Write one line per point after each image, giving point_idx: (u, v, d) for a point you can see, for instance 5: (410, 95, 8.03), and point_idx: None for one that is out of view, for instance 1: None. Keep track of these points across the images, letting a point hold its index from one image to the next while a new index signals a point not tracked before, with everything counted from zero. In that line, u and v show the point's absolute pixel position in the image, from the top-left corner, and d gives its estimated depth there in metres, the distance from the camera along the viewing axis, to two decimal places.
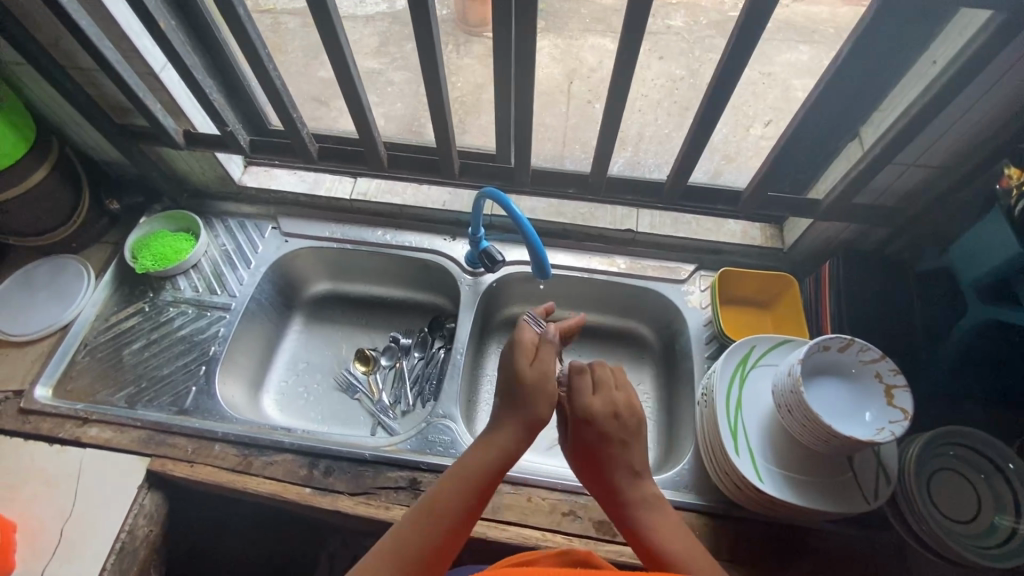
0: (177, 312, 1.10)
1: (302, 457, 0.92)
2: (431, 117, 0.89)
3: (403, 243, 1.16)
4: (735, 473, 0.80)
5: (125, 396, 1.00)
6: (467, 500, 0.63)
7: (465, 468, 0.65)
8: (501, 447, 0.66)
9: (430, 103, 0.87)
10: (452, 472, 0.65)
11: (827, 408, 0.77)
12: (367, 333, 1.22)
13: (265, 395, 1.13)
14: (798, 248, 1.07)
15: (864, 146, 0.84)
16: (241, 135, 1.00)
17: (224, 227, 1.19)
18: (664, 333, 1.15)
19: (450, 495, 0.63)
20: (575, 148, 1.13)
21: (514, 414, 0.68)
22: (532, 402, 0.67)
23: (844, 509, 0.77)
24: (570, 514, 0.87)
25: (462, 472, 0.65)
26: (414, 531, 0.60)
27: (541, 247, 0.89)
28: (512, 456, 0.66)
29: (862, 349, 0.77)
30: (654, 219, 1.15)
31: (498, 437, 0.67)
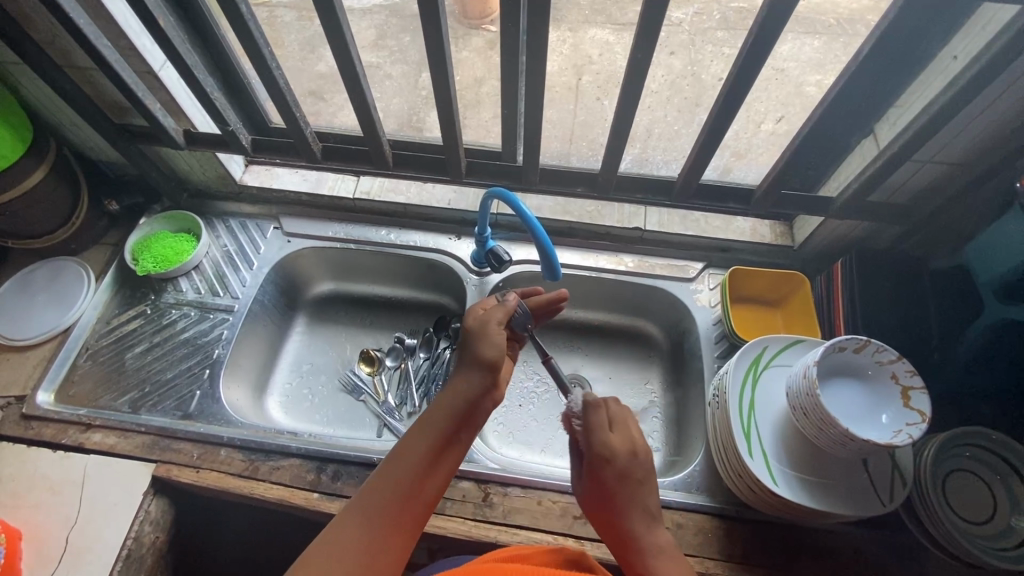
0: (179, 314, 1.08)
1: (310, 461, 0.91)
2: (438, 116, 0.87)
3: (408, 243, 1.15)
4: (748, 475, 0.80)
5: (129, 400, 0.99)
6: (433, 448, 0.63)
7: (429, 417, 0.64)
8: (463, 394, 0.65)
9: (438, 102, 0.85)
10: (419, 423, 0.65)
11: (837, 408, 0.76)
12: (372, 333, 1.21)
13: (269, 397, 1.12)
14: (808, 245, 1.05)
15: (881, 143, 0.82)
16: (242, 134, 0.98)
17: (225, 227, 1.18)
18: (672, 332, 1.14)
19: (415, 446, 0.62)
20: (581, 146, 1.12)
21: (465, 359, 0.68)
22: (477, 343, 0.68)
23: (860, 512, 0.77)
24: (582, 517, 0.86)
25: (428, 424, 0.64)
26: (382, 484, 0.60)
27: (551, 247, 0.87)
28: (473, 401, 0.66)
29: (879, 350, 0.76)
30: (662, 217, 1.14)
31: (460, 384, 0.66)
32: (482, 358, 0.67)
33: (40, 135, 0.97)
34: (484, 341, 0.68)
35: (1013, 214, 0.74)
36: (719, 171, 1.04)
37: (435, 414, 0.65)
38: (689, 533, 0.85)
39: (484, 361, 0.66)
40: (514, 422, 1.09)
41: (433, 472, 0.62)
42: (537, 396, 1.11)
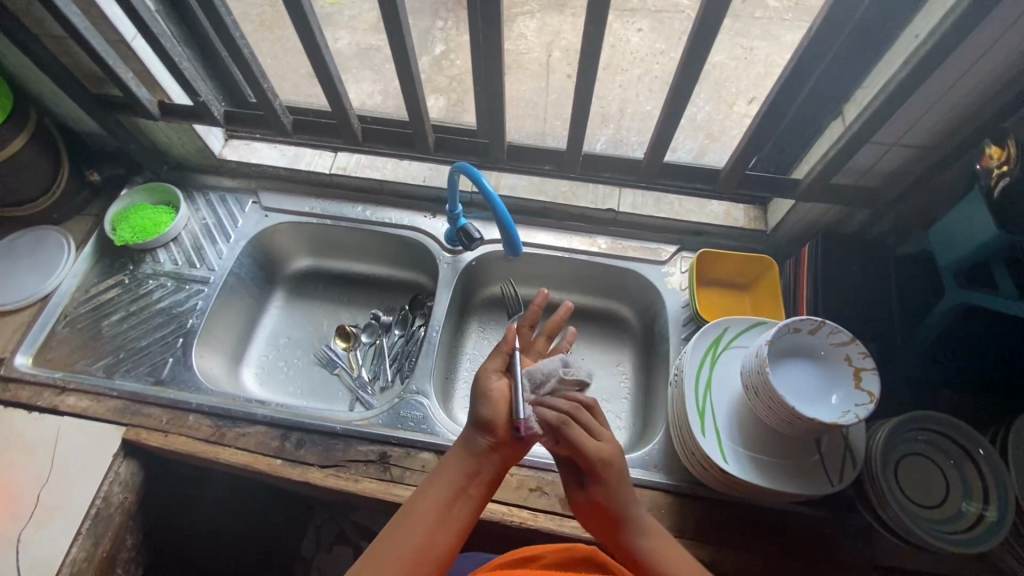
0: (156, 285, 1.10)
1: (275, 429, 0.93)
2: (403, 90, 0.88)
3: (383, 220, 1.15)
4: (700, 453, 0.80)
5: (103, 365, 1.01)
6: (444, 500, 0.65)
7: (438, 475, 0.68)
8: (469, 449, 0.69)
9: (401, 76, 0.85)
10: (431, 479, 0.68)
11: (790, 387, 0.76)
12: (348, 310, 1.23)
13: (245, 368, 1.14)
14: (781, 230, 1.04)
15: (846, 123, 0.81)
16: (215, 107, 0.98)
17: (205, 201, 1.19)
18: (644, 315, 1.14)
19: (431, 494, 0.65)
20: (556, 125, 1.11)
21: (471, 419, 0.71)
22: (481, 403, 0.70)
23: (809, 492, 0.77)
24: (537, 490, 0.87)
25: (441, 476, 0.67)
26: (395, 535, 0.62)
27: (512, 224, 0.89)
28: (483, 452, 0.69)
29: (832, 332, 0.76)
30: (636, 199, 1.13)
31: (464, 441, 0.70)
32: (481, 418, 0.70)
33: (19, 103, 0.98)
34: (482, 400, 0.71)
35: (972, 197, 0.73)
36: (691, 152, 1.03)
37: (445, 471, 0.68)
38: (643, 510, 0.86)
39: (481, 419, 0.69)
40: None
41: (446, 524, 0.64)
42: None
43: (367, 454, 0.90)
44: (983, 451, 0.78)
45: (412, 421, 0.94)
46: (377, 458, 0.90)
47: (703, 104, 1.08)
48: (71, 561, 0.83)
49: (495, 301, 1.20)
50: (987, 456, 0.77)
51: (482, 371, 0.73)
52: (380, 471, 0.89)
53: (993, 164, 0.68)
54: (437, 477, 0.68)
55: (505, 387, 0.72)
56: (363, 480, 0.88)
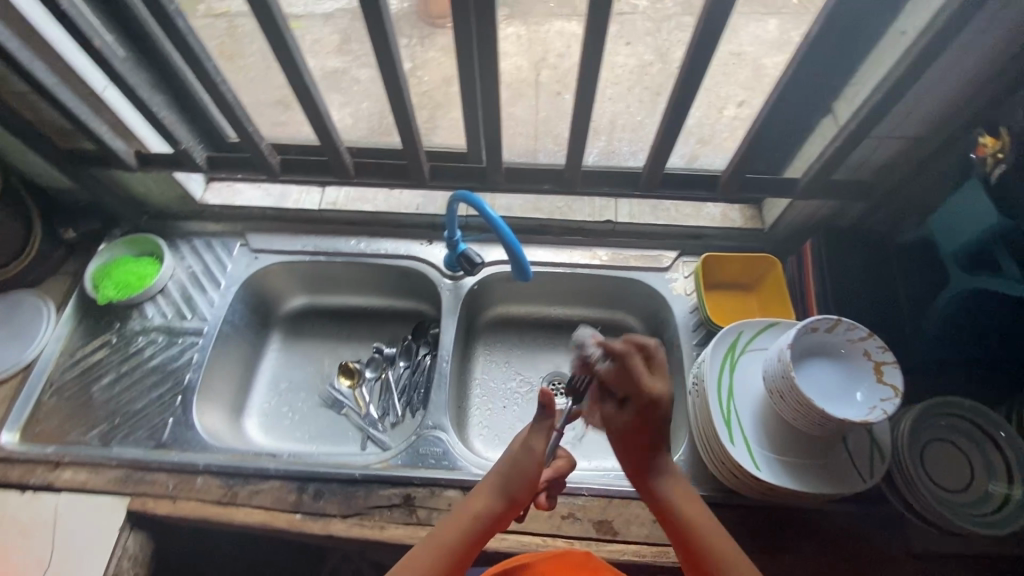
0: (146, 341, 1.05)
1: (291, 482, 0.89)
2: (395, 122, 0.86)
3: (378, 251, 1.13)
4: (730, 462, 0.80)
5: (99, 433, 0.96)
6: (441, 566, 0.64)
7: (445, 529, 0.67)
8: (480, 514, 0.68)
9: (393, 108, 0.84)
10: (434, 538, 0.66)
11: (826, 390, 0.75)
12: (349, 346, 1.19)
13: (247, 419, 1.10)
14: (778, 228, 1.05)
15: (839, 121, 0.82)
16: (196, 152, 0.95)
17: (189, 248, 1.14)
18: (651, 322, 1.15)
19: (432, 560, 0.64)
20: (547, 141, 1.10)
21: (491, 480, 0.70)
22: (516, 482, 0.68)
23: (842, 490, 0.77)
24: (570, 516, 0.85)
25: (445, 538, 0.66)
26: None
27: (518, 247, 0.88)
28: (494, 522, 0.68)
29: (850, 328, 0.76)
30: (632, 209, 1.13)
31: (479, 499, 0.69)
32: (512, 496, 0.68)
33: None
34: (517, 480, 0.68)
35: (971, 184, 0.74)
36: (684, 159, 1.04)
37: (450, 529, 0.67)
38: None
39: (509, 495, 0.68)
40: (498, 423, 1.11)
41: None
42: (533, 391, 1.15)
43: (390, 498, 0.87)
44: (1004, 432, 0.80)
45: (432, 458, 0.91)
46: (401, 501, 0.87)
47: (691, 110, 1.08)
48: None
49: (500, 321, 1.21)
50: (1008, 438, 0.79)
51: (525, 446, 0.69)
52: (406, 515, 0.86)
53: (986, 154, 0.70)
54: (439, 537, 0.66)
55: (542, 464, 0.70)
56: (389, 527, 0.85)
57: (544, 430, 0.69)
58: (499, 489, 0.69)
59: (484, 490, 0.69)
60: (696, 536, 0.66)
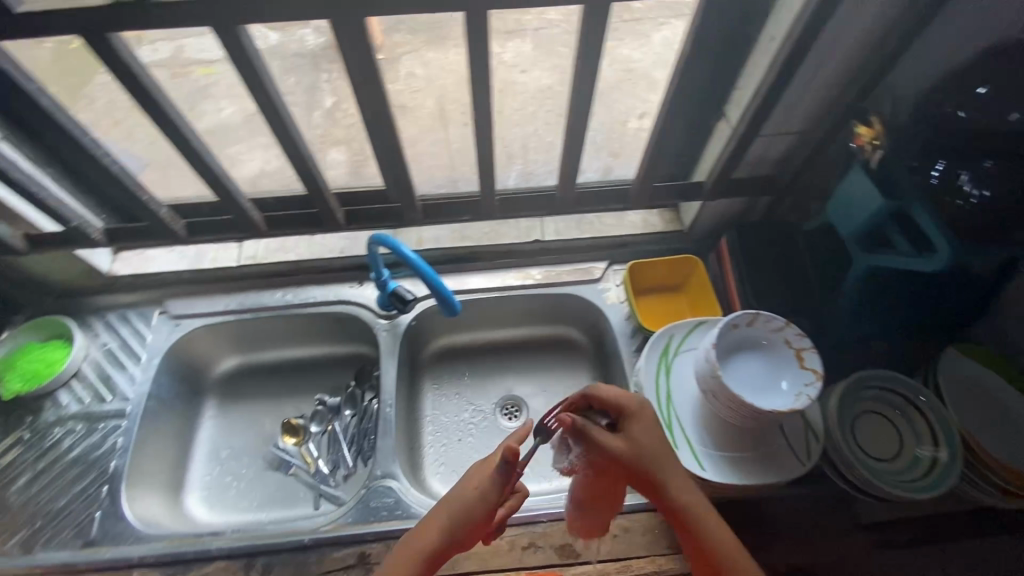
0: (63, 432, 0.98)
1: (237, 560, 0.84)
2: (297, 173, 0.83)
3: (307, 300, 1.09)
4: (677, 466, 0.81)
5: (17, 542, 0.88)
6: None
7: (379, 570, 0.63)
8: (433, 535, 0.65)
9: (292, 160, 0.81)
10: (395, 557, 0.64)
11: (750, 387, 0.77)
12: (291, 401, 1.15)
13: (188, 496, 1.04)
14: (697, 227, 1.09)
15: (731, 124, 0.86)
16: (91, 227, 0.90)
17: (104, 324, 1.08)
18: (592, 333, 1.17)
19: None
20: (464, 171, 1.11)
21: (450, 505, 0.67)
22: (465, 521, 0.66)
23: (783, 478, 0.79)
24: (531, 546, 0.84)
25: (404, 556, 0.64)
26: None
27: (440, 283, 0.87)
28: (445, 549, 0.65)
29: (768, 320, 0.79)
30: (559, 225, 1.15)
31: (421, 539, 0.65)
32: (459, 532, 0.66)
33: None
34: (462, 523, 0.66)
35: (855, 170, 0.79)
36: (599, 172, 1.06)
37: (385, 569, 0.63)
38: (637, 535, 0.85)
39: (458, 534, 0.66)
40: (454, 458, 1.09)
41: None
42: (487, 417, 1.14)
43: (344, 559, 0.84)
44: (924, 397, 0.84)
45: (384, 510, 0.89)
46: (357, 561, 0.84)
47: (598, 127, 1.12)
48: None
49: (444, 352, 1.20)
50: (927, 401, 0.84)
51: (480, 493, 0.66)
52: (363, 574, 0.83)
53: (864, 141, 0.76)
54: (402, 554, 0.64)
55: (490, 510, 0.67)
56: None
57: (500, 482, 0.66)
58: (456, 519, 0.65)
59: (427, 531, 0.65)
60: (710, 544, 0.63)
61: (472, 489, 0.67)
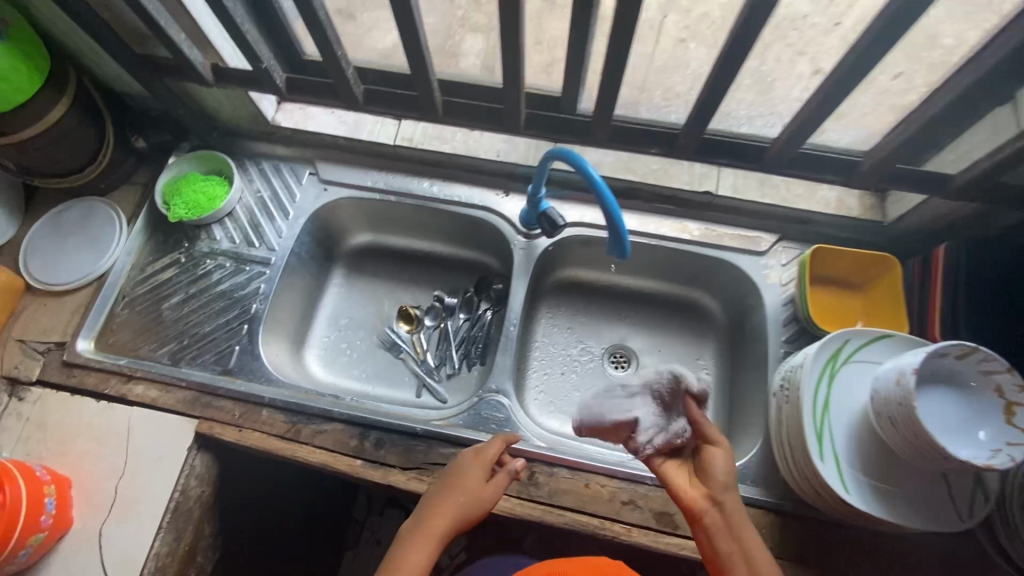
0: (214, 265, 1.03)
1: (353, 428, 0.88)
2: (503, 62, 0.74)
3: (451, 198, 1.06)
4: (815, 478, 0.74)
5: (168, 352, 0.96)
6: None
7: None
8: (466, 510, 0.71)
9: (504, 47, 0.72)
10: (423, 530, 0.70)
11: (601, 402, 0.76)
12: (410, 290, 1.17)
13: (308, 352, 1.10)
14: (902, 224, 0.93)
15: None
16: (276, 72, 0.85)
17: (258, 170, 1.10)
18: (732, 307, 1.08)
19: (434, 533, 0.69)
20: (654, 94, 0.92)
21: (478, 486, 0.74)
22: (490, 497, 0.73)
23: (936, 527, 0.72)
24: (630, 503, 0.82)
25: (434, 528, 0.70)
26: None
27: (619, 215, 0.80)
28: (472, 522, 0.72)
29: (985, 360, 0.67)
30: (737, 181, 1.02)
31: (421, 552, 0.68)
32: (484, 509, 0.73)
33: (59, 66, 0.89)
34: (479, 503, 0.72)
35: None
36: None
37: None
38: None
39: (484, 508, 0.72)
40: (555, 389, 1.09)
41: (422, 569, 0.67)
42: (595, 359, 1.13)
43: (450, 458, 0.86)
44: None
45: (494, 423, 0.89)
46: None
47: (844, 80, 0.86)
48: (156, 555, 0.83)
49: (569, 283, 1.16)
50: None
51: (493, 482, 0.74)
52: None
53: None
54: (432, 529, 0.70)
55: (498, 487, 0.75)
56: None
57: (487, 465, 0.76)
58: (480, 503, 0.72)
59: (425, 536, 0.69)
60: None
61: (462, 501, 0.72)
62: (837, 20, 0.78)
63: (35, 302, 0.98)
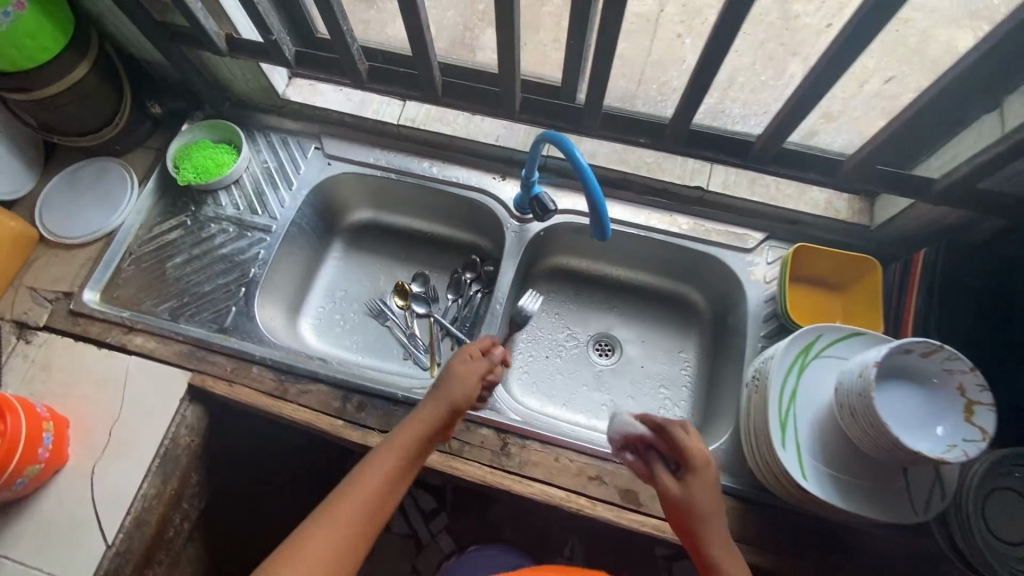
0: (218, 229, 1.07)
1: (337, 390, 0.92)
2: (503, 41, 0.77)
3: (449, 179, 1.10)
4: (776, 465, 0.77)
5: (168, 308, 1.01)
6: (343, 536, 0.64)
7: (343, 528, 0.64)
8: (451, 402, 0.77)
9: (504, 28, 0.75)
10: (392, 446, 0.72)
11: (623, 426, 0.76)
12: (405, 267, 1.21)
13: (303, 319, 1.14)
14: (888, 229, 0.95)
15: (1008, 122, 0.70)
16: (287, 45, 0.90)
17: (266, 142, 1.14)
18: (717, 302, 1.09)
19: (400, 449, 0.72)
20: (651, 89, 0.95)
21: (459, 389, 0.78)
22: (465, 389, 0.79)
23: (891, 520, 0.74)
24: (597, 478, 0.85)
25: (400, 450, 0.72)
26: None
27: (602, 202, 0.80)
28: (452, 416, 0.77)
29: (949, 358, 0.69)
30: (728, 178, 1.04)
31: (385, 480, 0.69)
32: (459, 402, 0.77)
33: (83, 28, 0.95)
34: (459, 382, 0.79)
35: None
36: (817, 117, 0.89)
37: (368, 488, 0.67)
38: None
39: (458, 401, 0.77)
40: (538, 370, 1.12)
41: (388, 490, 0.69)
42: (580, 345, 1.15)
43: None
44: None
45: None
46: None
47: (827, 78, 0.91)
48: (143, 496, 0.87)
49: (559, 270, 1.18)
50: None
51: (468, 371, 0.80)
52: (440, 442, 0.88)
53: None
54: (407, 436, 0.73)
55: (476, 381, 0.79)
56: (422, 449, 0.87)
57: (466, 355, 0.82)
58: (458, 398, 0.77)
59: (388, 464, 0.70)
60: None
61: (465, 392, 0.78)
62: (830, 21, 0.82)
63: (48, 253, 1.03)
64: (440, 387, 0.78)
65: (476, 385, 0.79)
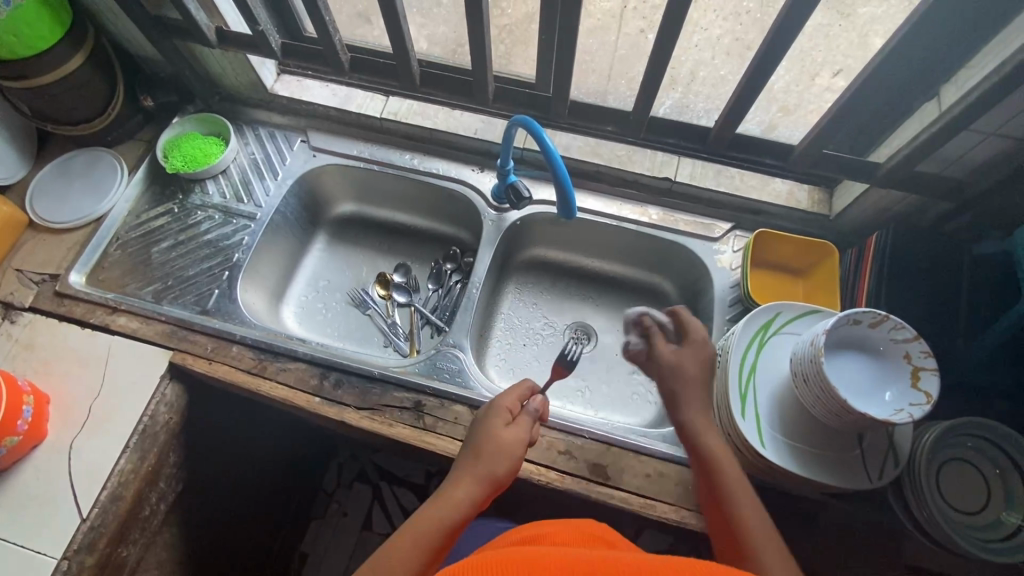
0: (204, 217, 1.10)
1: (315, 368, 0.94)
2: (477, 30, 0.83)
3: (430, 170, 1.14)
4: (736, 434, 0.80)
5: (152, 291, 1.03)
6: None
7: None
8: (487, 478, 0.69)
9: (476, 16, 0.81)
10: (408, 531, 0.64)
11: None
12: (386, 258, 1.24)
13: (285, 307, 1.17)
14: (845, 216, 0.99)
15: (943, 105, 0.76)
16: (274, 38, 0.96)
17: (254, 135, 1.18)
18: (687, 290, 1.13)
19: (423, 535, 0.63)
20: (619, 84, 1.02)
21: (497, 462, 0.70)
22: (501, 462, 0.70)
23: (846, 486, 0.76)
24: (566, 453, 0.88)
25: (420, 536, 0.63)
26: None
27: (569, 185, 0.87)
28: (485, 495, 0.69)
29: (896, 328, 0.72)
30: (695, 169, 1.09)
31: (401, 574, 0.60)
32: (495, 477, 0.69)
33: (82, 21, 1.00)
34: (499, 453, 0.71)
35: None
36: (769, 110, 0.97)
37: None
38: (670, 483, 0.85)
39: (494, 477, 0.69)
40: (515, 357, 1.15)
41: None
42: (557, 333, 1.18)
43: (402, 401, 0.91)
44: None
45: (447, 373, 0.95)
46: (412, 406, 0.91)
47: (781, 73, 0.99)
48: (120, 471, 0.88)
49: (536, 261, 1.22)
50: None
51: (509, 442, 0.72)
52: (414, 418, 0.90)
53: None
54: (434, 518, 0.65)
55: (515, 453, 0.72)
56: (397, 425, 0.89)
57: (503, 417, 0.75)
58: (496, 473, 0.69)
59: (407, 556, 0.61)
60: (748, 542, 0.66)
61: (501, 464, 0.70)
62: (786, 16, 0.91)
63: (36, 238, 1.06)
64: (476, 457, 0.70)
65: (518, 454, 0.72)
